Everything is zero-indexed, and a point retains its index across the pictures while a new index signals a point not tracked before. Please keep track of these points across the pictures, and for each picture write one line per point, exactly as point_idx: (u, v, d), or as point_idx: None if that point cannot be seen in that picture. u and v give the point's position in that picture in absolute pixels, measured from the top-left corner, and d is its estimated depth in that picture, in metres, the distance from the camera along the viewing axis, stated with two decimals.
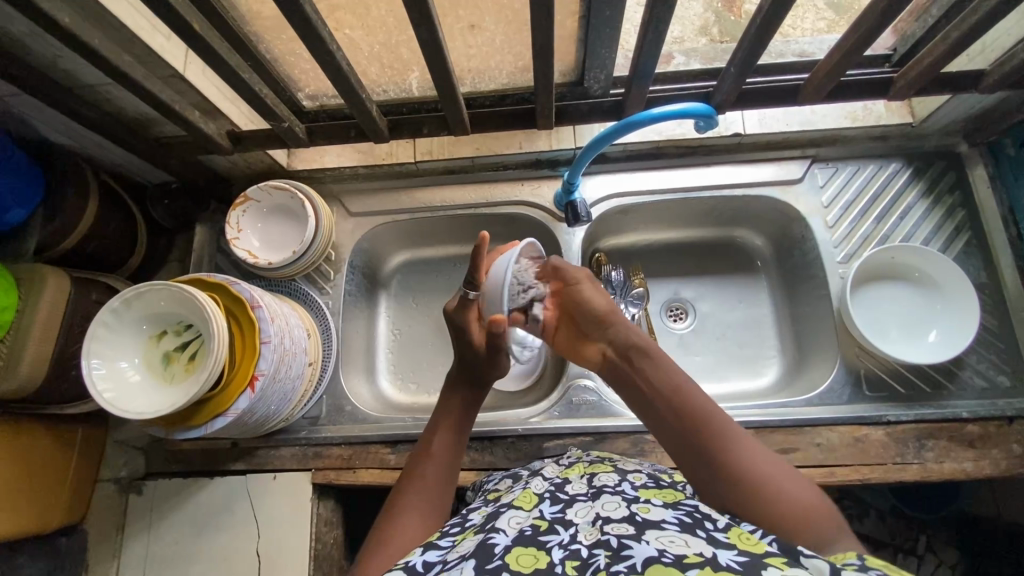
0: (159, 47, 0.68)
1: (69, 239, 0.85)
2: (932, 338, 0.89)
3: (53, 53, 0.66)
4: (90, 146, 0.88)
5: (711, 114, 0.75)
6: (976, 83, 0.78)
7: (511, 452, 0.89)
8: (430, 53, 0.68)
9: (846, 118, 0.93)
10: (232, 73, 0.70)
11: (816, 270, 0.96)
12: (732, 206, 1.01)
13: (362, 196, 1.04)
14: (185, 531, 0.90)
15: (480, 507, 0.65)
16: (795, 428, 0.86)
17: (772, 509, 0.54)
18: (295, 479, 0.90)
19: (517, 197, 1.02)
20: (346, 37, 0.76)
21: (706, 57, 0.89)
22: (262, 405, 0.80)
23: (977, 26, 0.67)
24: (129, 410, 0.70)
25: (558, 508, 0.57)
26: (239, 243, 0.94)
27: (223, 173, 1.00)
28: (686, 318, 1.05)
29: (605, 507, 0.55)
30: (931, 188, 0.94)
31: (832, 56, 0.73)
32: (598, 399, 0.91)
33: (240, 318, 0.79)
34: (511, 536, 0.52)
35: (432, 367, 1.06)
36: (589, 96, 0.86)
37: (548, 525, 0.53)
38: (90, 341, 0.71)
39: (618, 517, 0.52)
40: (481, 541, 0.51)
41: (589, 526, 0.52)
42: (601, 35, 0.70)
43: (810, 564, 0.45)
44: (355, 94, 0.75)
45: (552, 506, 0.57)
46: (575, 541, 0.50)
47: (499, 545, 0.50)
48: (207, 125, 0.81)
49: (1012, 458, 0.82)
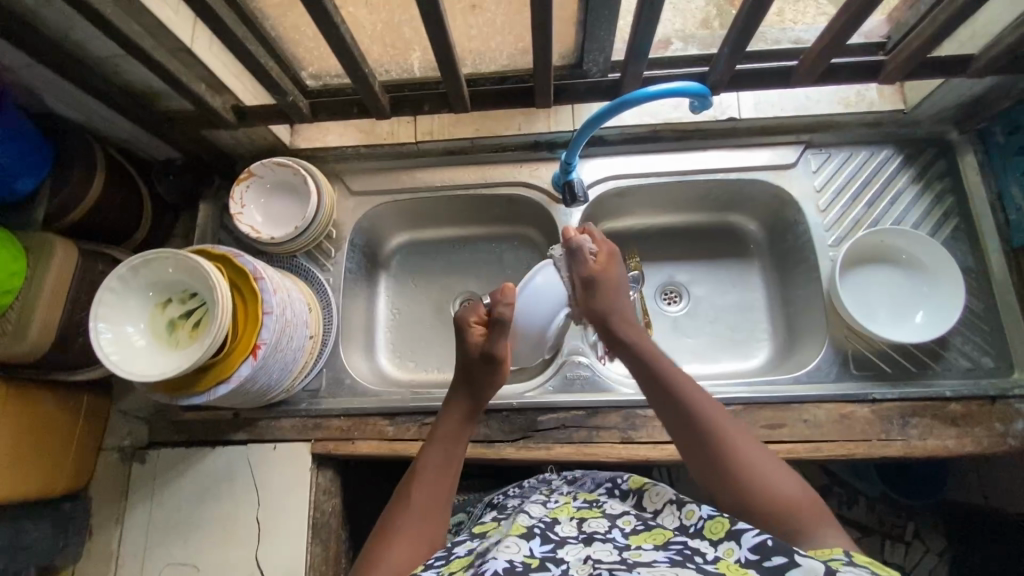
0: (167, 20, 0.70)
1: (76, 210, 0.87)
2: (918, 319, 0.91)
3: (64, 23, 0.68)
4: (97, 120, 0.89)
5: (706, 94, 0.77)
6: (965, 68, 0.80)
7: (506, 425, 0.91)
8: (433, 29, 0.70)
9: (839, 104, 0.96)
10: (239, 46, 0.71)
11: (807, 253, 0.98)
12: (727, 190, 1.03)
13: (363, 175, 1.05)
14: (188, 500, 0.92)
15: (465, 539, 0.65)
16: (783, 404, 0.88)
17: (766, 505, 0.60)
18: (295, 449, 0.93)
19: (516, 179, 1.03)
20: (351, 14, 0.78)
21: (704, 44, 0.89)
22: (264, 374, 0.82)
23: (964, 8, 0.69)
24: (135, 372, 0.72)
25: (548, 547, 0.59)
26: (243, 219, 0.96)
27: (227, 150, 1.01)
28: (680, 301, 1.07)
29: (596, 551, 0.57)
30: (921, 175, 0.96)
31: (822, 39, 0.75)
32: (591, 374, 0.93)
33: (243, 289, 0.81)
34: (502, 565, 0.54)
35: (431, 346, 1.08)
36: (587, 78, 0.87)
37: (538, 563, 0.55)
38: (98, 304, 0.73)
39: (610, 559, 0.55)
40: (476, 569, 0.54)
41: (579, 563, 0.55)
42: (600, 16, 0.71)
43: (806, 562, 0.49)
44: (359, 70, 0.77)
45: (542, 545, 0.59)
46: None
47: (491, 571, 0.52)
48: (213, 99, 0.82)
49: (993, 436, 0.84)
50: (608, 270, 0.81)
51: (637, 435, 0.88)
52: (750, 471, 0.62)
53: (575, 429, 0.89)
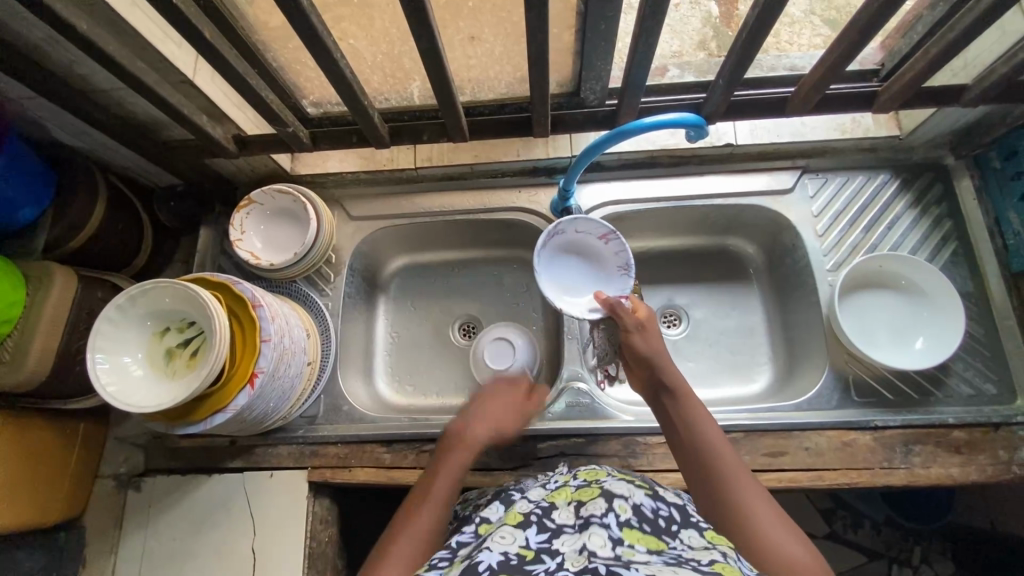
0: (170, 54, 0.71)
1: (76, 238, 0.87)
2: (919, 345, 0.90)
3: (69, 58, 0.69)
4: (100, 149, 0.90)
5: (703, 124, 0.77)
6: (959, 97, 0.81)
7: (505, 452, 0.91)
8: (430, 63, 0.71)
9: (834, 130, 0.97)
10: (240, 80, 0.73)
11: (805, 277, 0.98)
12: (725, 215, 1.03)
13: (363, 200, 1.06)
14: (182, 530, 0.91)
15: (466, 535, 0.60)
16: (784, 431, 0.87)
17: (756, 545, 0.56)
18: (291, 477, 0.92)
19: (514, 203, 1.04)
20: (351, 46, 0.79)
21: (700, 71, 0.93)
22: (261, 403, 0.82)
23: (954, 42, 0.70)
24: (131, 403, 0.72)
25: (544, 537, 0.54)
26: (242, 245, 0.96)
27: (229, 177, 1.02)
28: (679, 324, 1.07)
29: (592, 538, 0.51)
30: (918, 200, 0.97)
31: (818, 69, 0.75)
32: (591, 402, 0.93)
33: (241, 317, 0.80)
34: (496, 561, 0.50)
35: (429, 370, 1.08)
36: (585, 106, 0.88)
37: (534, 555, 0.51)
38: (95, 336, 0.73)
39: (604, 553, 0.49)
40: (468, 565, 0.49)
41: (575, 555, 0.49)
42: (596, 47, 0.72)
43: None
44: (359, 101, 0.78)
45: (538, 534, 0.54)
46: (561, 570, 0.48)
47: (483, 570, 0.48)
48: (216, 129, 0.84)
49: (998, 463, 0.83)
50: (648, 324, 0.82)
51: (637, 462, 0.88)
52: (751, 517, 0.59)
53: (573, 456, 0.89)
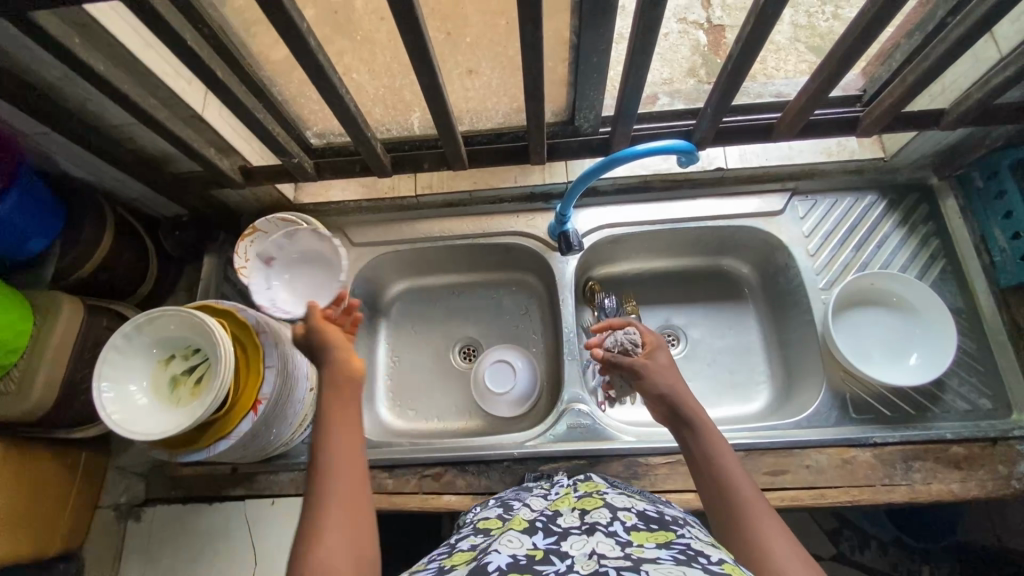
0: (181, 91, 0.74)
1: (85, 267, 0.89)
2: (913, 361, 0.92)
3: (83, 96, 0.72)
4: (109, 181, 0.93)
5: (692, 150, 0.80)
6: (938, 120, 0.84)
7: (507, 476, 0.91)
8: (430, 96, 0.74)
9: (821, 153, 1.01)
10: (247, 114, 0.75)
11: (800, 296, 1.00)
12: (719, 236, 1.06)
13: (364, 227, 1.08)
14: (181, 560, 0.90)
15: (470, 536, 0.61)
16: (784, 449, 0.88)
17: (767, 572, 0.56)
18: (293, 505, 0.91)
19: (513, 228, 1.06)
20: (354, 81, 0.83)
21: (688, 97, 0.95)
22: (264, 430, 0.82)
23: (929, 70, 0.73)
24: (136, 431, 0.72)
25: (552, 540, 0.54)
26: (247, 273, 0.92)
27: (233, 206, 1.05)
28: (678, 344, 1.08)
29: (600, 544, 0.52)
30: (905, 219, 0.99)
31: (801, 97, 0.79)
32: (592, 423, 0.93)
33: (246, 344, 0.82)
34: (506, 559, 0.50)
35: (430, 394, 1.09)
36: (579, 134, 0.91)
37: (543, 555, 0.51)
38: (101, 364, 0.74)
39: (613, 554, 0.50)
40: (477, 563, 0.50)
41: (584, 557, 0.50)
42: (590, 78, 0.75)
43: None
44: (362, 133, 0.81)
45: (545, 537, 0.55)
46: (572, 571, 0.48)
47: (492, 564, 0.49)
48: (222, 161, 0.86)
49: (998, 479, 0.84)
50: (654, 356, 0.80)
51: (639, 484, 0.88)
52: None
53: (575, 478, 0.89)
